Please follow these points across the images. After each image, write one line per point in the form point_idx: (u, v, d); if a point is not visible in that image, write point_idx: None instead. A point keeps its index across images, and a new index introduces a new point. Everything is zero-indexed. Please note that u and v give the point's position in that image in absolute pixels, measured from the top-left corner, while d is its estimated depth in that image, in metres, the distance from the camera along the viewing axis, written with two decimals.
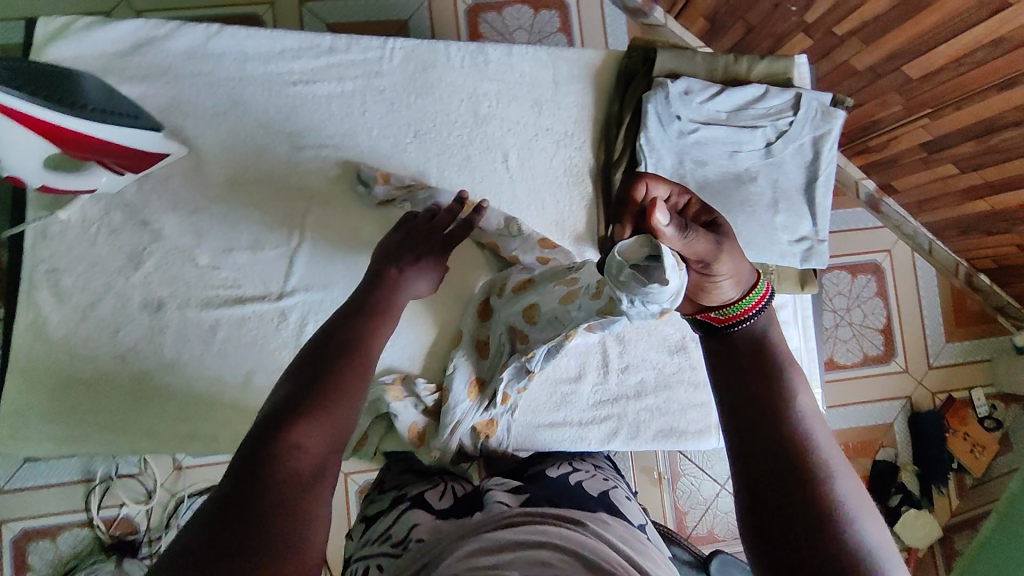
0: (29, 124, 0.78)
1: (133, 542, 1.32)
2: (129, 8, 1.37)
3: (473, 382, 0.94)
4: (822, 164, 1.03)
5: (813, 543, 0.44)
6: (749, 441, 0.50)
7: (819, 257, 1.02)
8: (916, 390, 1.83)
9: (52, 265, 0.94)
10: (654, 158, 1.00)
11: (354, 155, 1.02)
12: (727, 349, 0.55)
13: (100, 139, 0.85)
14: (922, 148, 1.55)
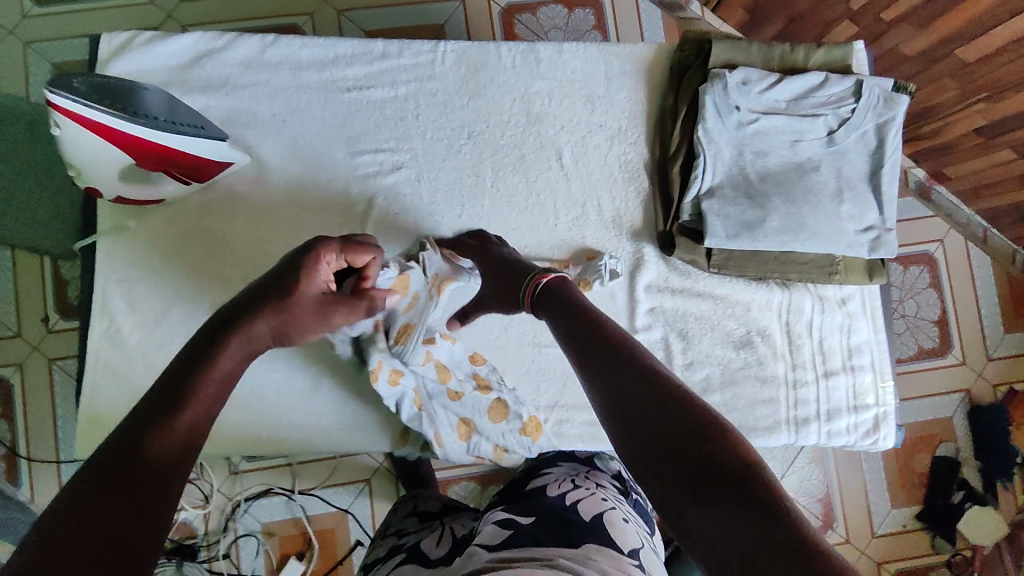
0: (108, 137, 0.80)
1: (192, 546, 1.38)
2: (176, 23, 1.41)
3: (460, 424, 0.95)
4: (887, 151, 1.00)
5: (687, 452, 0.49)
6: (606, 377, 0.58)
7: (887, 246, 0.99)
8: (975, 383, 1.76)
9: (124, 274, 0.97)
10: (712, 150, 0.99)
11: (409, 158, 1.02)
12: (557, 313, 0.71)
13: (174, 152, 0.87)
14: (978, 133, 1.50)
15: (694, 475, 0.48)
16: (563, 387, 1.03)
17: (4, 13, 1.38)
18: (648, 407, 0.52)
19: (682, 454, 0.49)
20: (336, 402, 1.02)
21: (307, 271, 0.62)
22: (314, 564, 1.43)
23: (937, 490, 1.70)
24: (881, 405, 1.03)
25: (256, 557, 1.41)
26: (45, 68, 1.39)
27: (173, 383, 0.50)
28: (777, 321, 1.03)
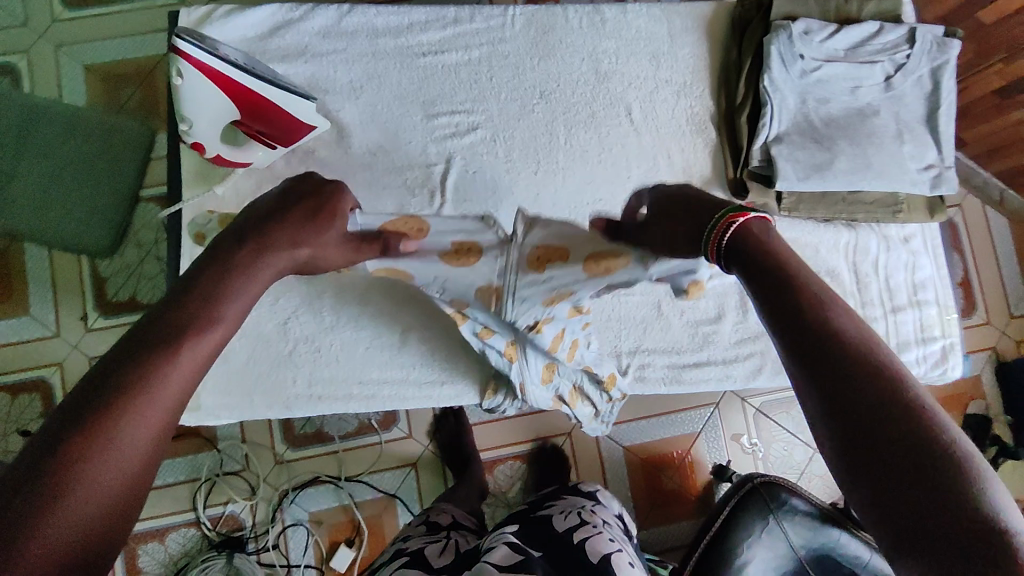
0: (226, 89, 0.83)
1: (241, 537, 1.36)
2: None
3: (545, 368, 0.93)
4: (942, 93, 1.05)
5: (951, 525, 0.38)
6: (830, 384, 0.44)
7: (948, 183, 1.03)
8: (1000, 340, 1.83)
9: (210, 240, 0.98)
10: (778, 98, 1.03)
11: (484, 118, 1.05)
12: (738, 261, 0.54)
13: (278, 111, 0.90)
14: (997, 95, 1.57)
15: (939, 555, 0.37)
16: (643, 333, 1.02)
17: (35, 15, 1.38)
18: (907, 473, 0.40)
19: (940, 544, 0.38)
20: (421, 358, 1.00)
21: (280, 220, 0.59)
22: (365, 551, 1.39)
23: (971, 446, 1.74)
24: (947, 337, 1.06)
25: (306, 547, 1.37)
26: (76, 70, 1.38)
27: (170, 318, 0.47)
28: (844, 261, 1.06)
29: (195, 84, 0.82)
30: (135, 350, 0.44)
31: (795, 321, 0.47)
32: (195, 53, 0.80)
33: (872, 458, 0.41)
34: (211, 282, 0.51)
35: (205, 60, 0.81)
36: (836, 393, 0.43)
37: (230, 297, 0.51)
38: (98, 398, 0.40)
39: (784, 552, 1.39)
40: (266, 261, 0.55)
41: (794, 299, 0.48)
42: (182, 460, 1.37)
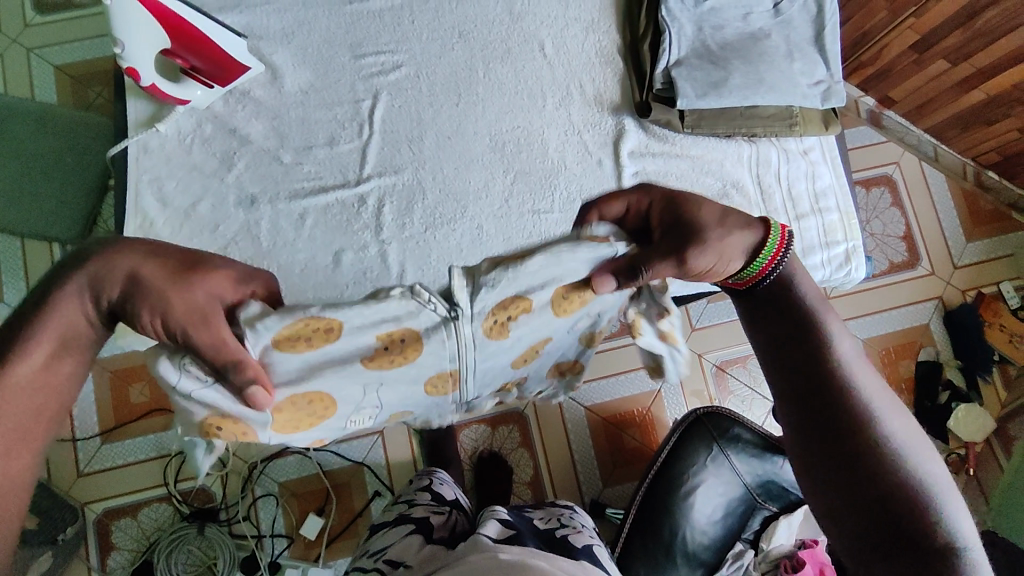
0: (164, 19, 0.93)
1: (213, 510, 1.31)
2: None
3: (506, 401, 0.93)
4: (826, 16, 1.14)
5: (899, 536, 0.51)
6: (815, 418, 0.56)
7: (838, 96, 1.12)
8: (946, 290, 1.89)
9: (154, 174, 1.05)
10: (676, 26, 1.13)
11: (408, 57, 1.14)
12: (759, 299, 0.63)
13: (211, 44, 1.00)
14: (914, 50, 1.68)
15: (887, 573, 0.50)
16: None
17: (7, 21, 1.46)
18: (870, 496, 0.52)
19: (889, 551, 0.51)
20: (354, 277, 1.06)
21: (116, 250, 0.53)
22: (335, 518, 1.35)
23: (924, 394, 1.79)
24: (849, 241, 1.14)
25: (277, 514, 1.33)
26: (47, 71, 1.46)
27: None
28: (748, 173, 1.14)
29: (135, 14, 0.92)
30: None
31: (797, 362, 0.58)
32: None
33: (844, 476, 0.54)
34: (25, 326, 0.50)
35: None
36: (825, 439, 0.55)
37: (59, 326, 0.51)
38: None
39: (732, 480, 1.39)
40: (71, 300, 0.51)
41: (798, 334, 0.59)
42: (150, 434, 1.32)
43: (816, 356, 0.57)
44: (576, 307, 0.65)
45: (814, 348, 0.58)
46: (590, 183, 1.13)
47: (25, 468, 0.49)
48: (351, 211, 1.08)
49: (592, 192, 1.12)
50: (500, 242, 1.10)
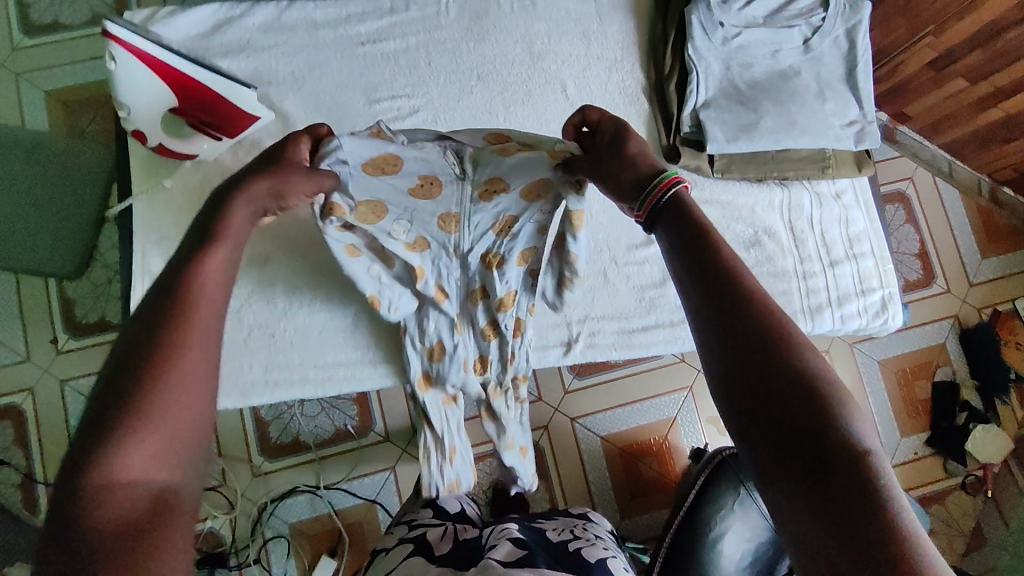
0: (154, 68, 0.88)
1: (222, 554, 1.25)
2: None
3: (475, 363, 1.03)
4: (859, 52, 1.10)
5: (806, 439, 0.43)
6: (714, 318, 0.49)
7: (871, 137, 1.09)
8: (962, 308, 1.83)
9: (161, 234, 1.01)
10: (703, 65, 1.08)
11: (425, 102, 1.09)
12: (663, 230, 0.58)
13: (212, 93, 0.94)
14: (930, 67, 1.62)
15: (795, 481, 0.42)
16: (592, 301, 1.06)
17: None
18: (775, 398, 0.45)
19: (791, 454, 0.43)
20: (375, 340, 1.03)
21: (202, 256, 0.54)
22: (348, 561, 1.29)
23: (941, 415, 1.74)
24: (886, 287, 1.11)
25: (288, 557, 1.27)
26: (37, 96, 1.39)
27: (150, 334, 0.47)
28: (780, 219, 1.10)
29: (131, 68, 0.88)
30: (132, 353, 0.46)
31: (700, 272, 0.52)
32: (126, 37, 0.85)
33: (782, 429, 0.44)
34: (159, 315, 0.48)
35: (133, 41, 0.86)
36: (725, 342, 0.48)
37: (207, 269, 0.53)
38: (114, 391, 0.44)
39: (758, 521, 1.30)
40: (202, 268, 0.53)
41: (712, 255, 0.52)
42: None
43: (735, 294, 0.49)
44: (531, 197, 0.82)
45: (732, 288, 0.50)
46: (617, 230, 1.08)
47: (182, 412, 0.45)
48: None
49: (619, 240, 1.08)
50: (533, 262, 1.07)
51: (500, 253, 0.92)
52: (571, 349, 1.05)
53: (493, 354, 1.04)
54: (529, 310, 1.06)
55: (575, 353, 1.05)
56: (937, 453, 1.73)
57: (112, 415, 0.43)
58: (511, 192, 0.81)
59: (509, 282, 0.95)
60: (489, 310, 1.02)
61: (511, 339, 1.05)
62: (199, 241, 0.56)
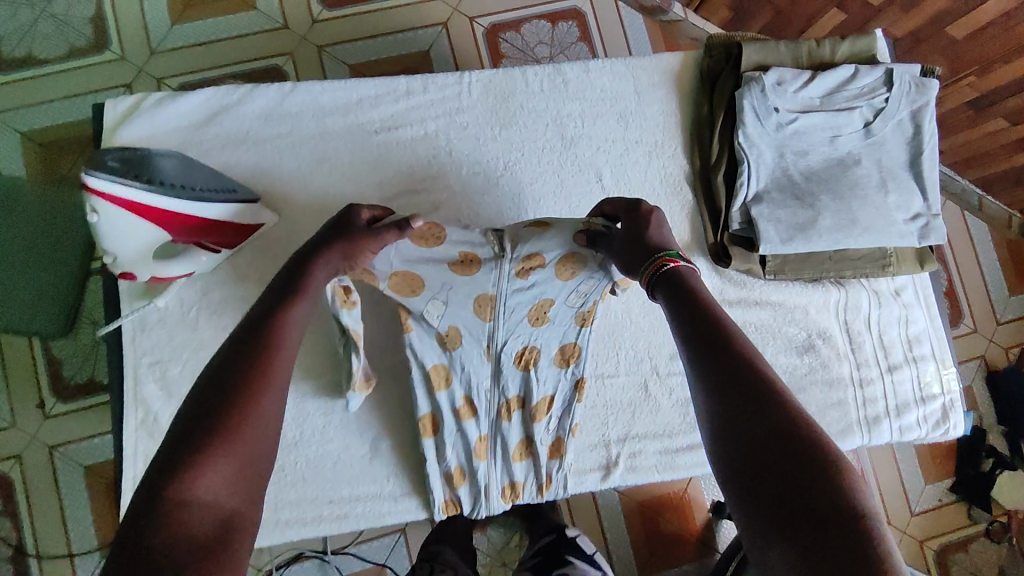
0: (145, 215, 0.77)
1: None
2: (148, 76, 1.31)
3: (507, 487, 0.96)
4: (925, 137, 0.99)
5: (797, 484, 0.47)
6: (719, 376, 0.56)
7: (937, 232, 0.99)
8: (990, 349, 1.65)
9: (155, 357, 0.91)
10: (755, 154, 0.97)
11: (447, 195, 0.98)
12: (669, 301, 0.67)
13: (211, 219, 0.84)
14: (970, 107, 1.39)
15: (789, 525, 0.46)
16: (633, 417, 0.98)
17: None
18: (772, 446, 0.50)
19: (785, 501, 0.47)
20: (393, 467, 0.94)
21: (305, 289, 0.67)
22: None
23: (966, 459, 1.57)
24: (946, 393, 1.03)
25: None
26: (12, 139, 1.25)
27: (251, 340, 0.59)
28: (835, 321, 1.02)
29: (110, 221, 0.75)
30: (231, 364, 0.57)
31: (704, 339, 0.60)
32: (108, 187, 0.73)
33: (765, 465, 0.49)
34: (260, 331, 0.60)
35: (118, 190, 0.74)
36: (727, 398, 0.55)
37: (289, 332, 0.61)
38: (199, 427, 0.51)
39: None
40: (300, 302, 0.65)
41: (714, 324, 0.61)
42: None
43: (733, 356, 0.57)
44: (568, 276, 0.85)
45: (730, 352, 0.57)
46: (659, 337, 0.99)
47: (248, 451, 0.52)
48: (388, 388, 0.96)
49: (661, 348, 1.00)
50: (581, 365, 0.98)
51: (535, 346, 0.91)
52: (611, 472, 0.97)
53: (525, 478, 0.96)
54: (569, 430, 0.95)
55: (615, 476, 0.97)
56: (961, 499, 1.57)
57: (197, 443, 0.50)
58: (547, 266, 0.84)
59: (547, 378, 0.93)
60: (524, 423, 0.95)
61: (544, 459, 0.95)
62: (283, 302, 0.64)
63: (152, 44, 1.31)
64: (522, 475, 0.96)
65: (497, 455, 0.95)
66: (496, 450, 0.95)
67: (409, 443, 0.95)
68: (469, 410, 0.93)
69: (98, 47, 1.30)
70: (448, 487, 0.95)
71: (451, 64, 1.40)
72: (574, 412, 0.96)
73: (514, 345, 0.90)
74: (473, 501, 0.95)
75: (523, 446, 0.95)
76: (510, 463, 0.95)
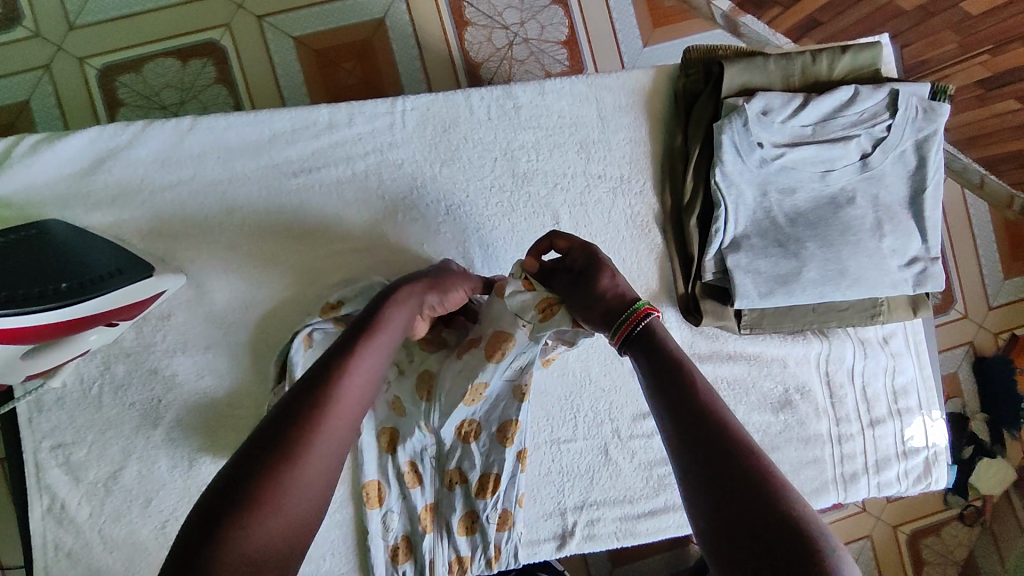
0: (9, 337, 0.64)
1: None
2: (68, 56, 1.10)
3: (456, 562, 0.86)
4: (929, 171, 0.87)
5: (757, 532, 0.40)
6: (679, 421, 0.48)
7: (934, 280, 0.88)
8: (976, 334, 1.42)
9: (56, 440, 0.81)
10: (734, 196, 0.84)
11: (381, 246, 0.85)
12: (632, 344, 0.57)
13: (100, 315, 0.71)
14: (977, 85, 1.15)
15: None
16: (591, 483, 0.91)
17: None
18: (731, 491, 0.42)
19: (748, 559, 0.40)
20: (329, 546, 0.87)
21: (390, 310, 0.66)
22: None
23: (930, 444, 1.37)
24: (931, 446, 0.96)
25: None
26: None
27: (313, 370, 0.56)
28: (816, 374, 0.94)
29: None
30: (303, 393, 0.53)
31: (665, 377, 0.51)
32: None
33: (725, 514, 0.42)
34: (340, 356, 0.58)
35: None
36: (686, 445, 0.46)
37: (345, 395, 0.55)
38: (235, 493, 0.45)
39: None
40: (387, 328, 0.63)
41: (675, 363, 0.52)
42: None
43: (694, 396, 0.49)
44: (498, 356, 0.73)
45: (693, 393, 0.49)
46: (622, 397, 0.91)
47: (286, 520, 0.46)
48: None
49: (624, 409, 0.92)
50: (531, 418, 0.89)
51: (476, 418, 0.80)
52: (566, 541, 0.90)
53: (473, 555, 0.86)
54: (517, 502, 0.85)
55: (571, 546, 0.90)
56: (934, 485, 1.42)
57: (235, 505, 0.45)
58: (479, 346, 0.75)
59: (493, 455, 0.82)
60: (468, 497, 0.84)
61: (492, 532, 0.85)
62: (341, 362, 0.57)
63: (69, 17, 1.09)
64: (473, 551, 0.86)
65: (445, 531, 0.85)
66: (441, 525, 0.85)
67: (345, 521, 0.87)
68: (415, 477, 0.84)
69: (8, 20, 1.07)
70: (391, 558, 0.87)
71: (409, 32, 1.19)
72: (519, 481, 0.84)
73: (451, 426, 0.80)
74: None
75: (467, 520, 0.85)
76: (454, 539, 0.85)
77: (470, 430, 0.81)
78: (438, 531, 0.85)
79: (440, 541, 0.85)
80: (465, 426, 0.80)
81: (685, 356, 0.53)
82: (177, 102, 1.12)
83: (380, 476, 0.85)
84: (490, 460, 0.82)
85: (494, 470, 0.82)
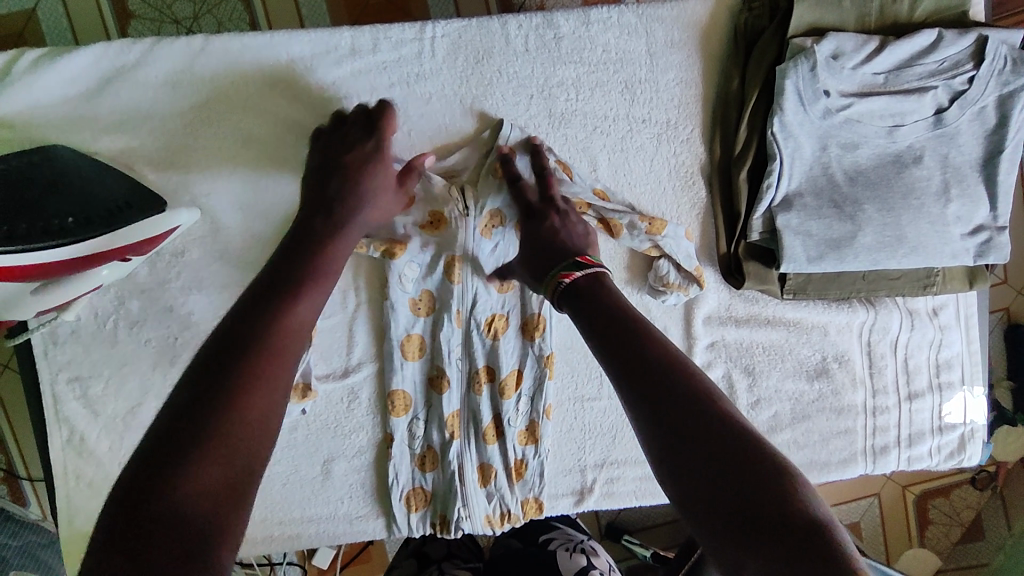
0: None
1: None
2: None
3: (483, 470, 0.85)
4: (1009, 131, 0.78)
5: (714, 444, 0.41)
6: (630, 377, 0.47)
7: (998, 251, 0.81)
8: (1015, 300, 1.25)
9: (73, 374, 0.80)
10: (791, 148, 0.77)
11: None
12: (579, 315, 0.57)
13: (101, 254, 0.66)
14: None
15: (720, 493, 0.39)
16: (612, 442, 0.89)
17: None
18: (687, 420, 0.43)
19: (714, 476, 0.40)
20: (348, 489, 0.86)
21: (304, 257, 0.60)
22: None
23: None
24: (968, 422, 0.92)
25: None
26: None
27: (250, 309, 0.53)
28: (857, 342, 0.90)
29: None
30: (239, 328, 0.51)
31: (618, 343, 0.51)
32: None
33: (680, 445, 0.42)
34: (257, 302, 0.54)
35: None
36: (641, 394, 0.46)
37: (296, 325, 0.53)
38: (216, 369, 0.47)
39: None
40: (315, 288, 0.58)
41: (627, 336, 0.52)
42: None
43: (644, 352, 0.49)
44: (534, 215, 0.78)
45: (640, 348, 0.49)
46: None
47: (271, 389, 0.47)
48: (340, 408, 0.85)
49: None
50: (562, 364, 0.87)
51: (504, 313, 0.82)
52: (585, 497, 0.89)
53: (497, 462, 0.85)
54: (544, 413, 0.85)
55: (589, 502, 0.89)
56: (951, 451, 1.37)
57: (184, 434, 0.43)
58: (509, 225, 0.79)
59: (518, 351, 0.84)
60: (495, 397, 0.84)
61: (517, 443, 0.85)
62: (307, 273, 0.59)
63: None
64: (499, 462, 0.85)
65: (471, 433, 0.84)
66: (468, 431, 0.84)
67: (364, 467, 0.86)
68: (442, 381, 0.83)
69: None
70: (413, 486, 0.85)
71: None
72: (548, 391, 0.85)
73: (482, 314, 0.82)
74: (438, 523, 0.86)
75: (494, 427, 0.85)
76: (482, 446, 0.84)
77: (497, 325, 0.82)
78: (463, 440, 0.84)
79: (469, 450, 0.84)
80: (495, 321, 0.82)
81: (631, 317, 0.54)
82: (191, 15, 1.05)
83: (404, 387, 0.83)
84: (516, 355, 0.84)
85: (516, 364, 0.84)
